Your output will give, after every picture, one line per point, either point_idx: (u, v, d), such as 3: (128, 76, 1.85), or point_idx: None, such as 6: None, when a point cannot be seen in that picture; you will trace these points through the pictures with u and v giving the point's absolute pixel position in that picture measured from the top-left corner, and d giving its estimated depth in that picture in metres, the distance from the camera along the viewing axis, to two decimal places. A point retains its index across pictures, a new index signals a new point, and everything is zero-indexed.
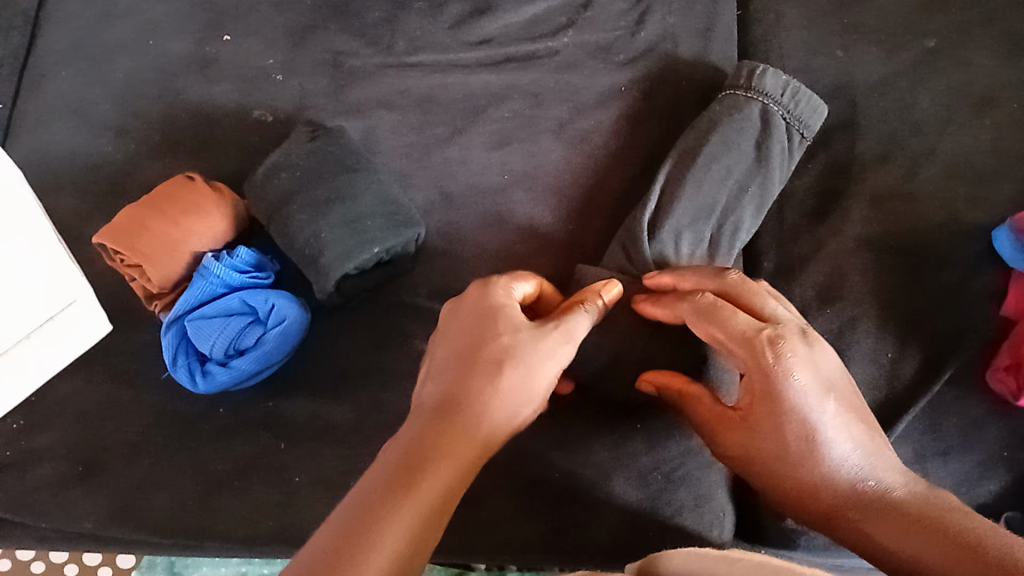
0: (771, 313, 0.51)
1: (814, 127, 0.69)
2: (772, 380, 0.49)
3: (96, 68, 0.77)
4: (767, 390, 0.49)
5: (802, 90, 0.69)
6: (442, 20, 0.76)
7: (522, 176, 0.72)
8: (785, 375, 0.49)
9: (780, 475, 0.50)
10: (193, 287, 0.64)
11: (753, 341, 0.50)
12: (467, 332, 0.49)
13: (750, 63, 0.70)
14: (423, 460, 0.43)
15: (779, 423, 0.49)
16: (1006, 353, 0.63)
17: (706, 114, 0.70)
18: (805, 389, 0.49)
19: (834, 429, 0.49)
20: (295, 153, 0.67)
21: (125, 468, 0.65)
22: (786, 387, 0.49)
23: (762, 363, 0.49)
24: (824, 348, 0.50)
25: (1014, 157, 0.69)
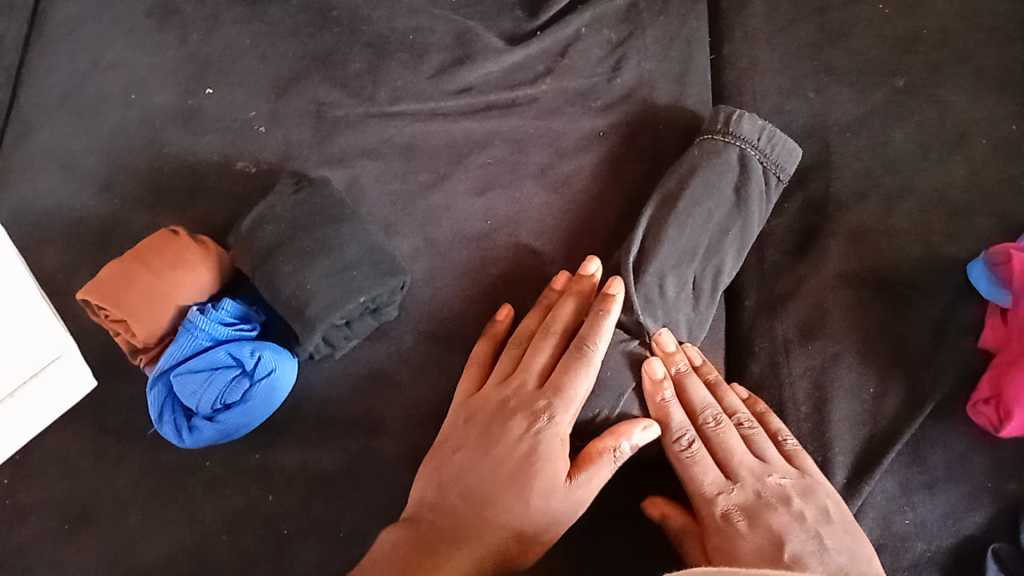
0: (733, 471, 0.58)
1: (789, 170, 0.71)
2: (725, 536, 0.55)
3: (80, 122, 0.77)
4: (723, 548, 0.54)
5: (777, 133, 0.70)
6: (423, 69, 0.78)
7: (506, 222, 0.73)
8: (733, 528, 0.55)
9: None
10: (179, 342, 0.64)
11: (710, 503, 0.56)
12: (522, 454, 0.55)
13: (726, 108, 0.71)
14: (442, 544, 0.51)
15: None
16: (987, 386, 0.63)
17: (685, 159, 0.71)
18: (755, 541, 0.53)
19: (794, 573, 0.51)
20: (280, 206, 0.67)
21: (114, 524, 0.64)
22: (737, 538, 0.54)
23: (717, 527, 0.55)
24: (783, 512, 0.55)
25: (986, 193, 0.71)
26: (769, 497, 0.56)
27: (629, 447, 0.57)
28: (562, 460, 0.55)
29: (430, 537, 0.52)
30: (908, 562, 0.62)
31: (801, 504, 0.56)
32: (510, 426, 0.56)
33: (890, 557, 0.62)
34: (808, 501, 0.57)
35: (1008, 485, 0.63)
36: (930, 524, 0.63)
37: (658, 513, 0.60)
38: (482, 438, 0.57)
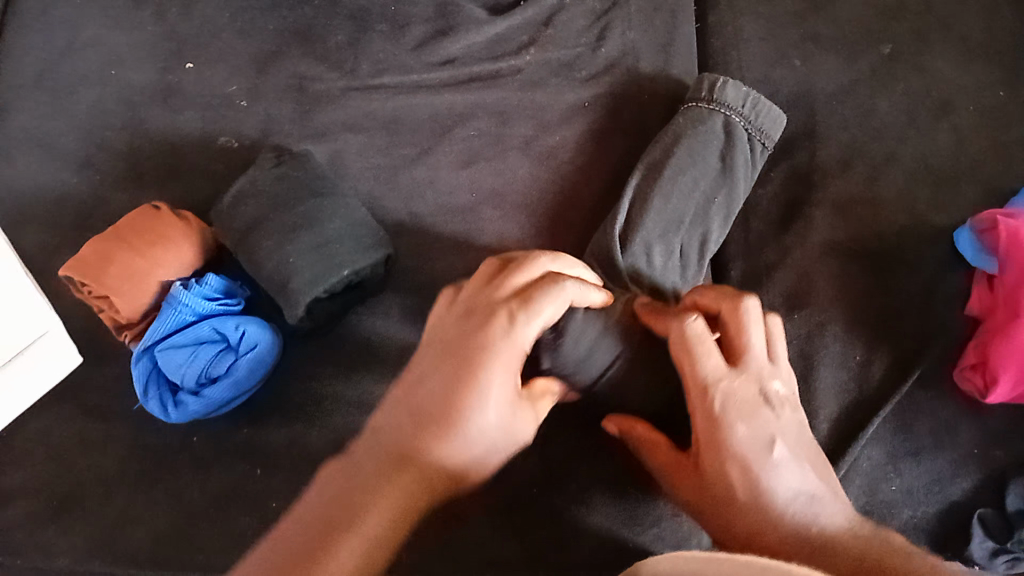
0: (738, 360, 0.53)
1: (774, 136, 0.71)
2: (717, 430, 0.51)
3: (58, 100, 0.76)
4: (710, 437, 0.52)
5: (762, 100, 0.70)
6: (405, 42, 0.77)
7: (491, 194, 0.72)
8: (728, 423, 0.51)
9: (724, 520, 0.51)
10: (162, 317, 0.63)
11: (707, 391, 0.52)
12: (456, 386, 0.50)
13: (710, 76, 0.71)
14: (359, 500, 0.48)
15: (724, 470, 0.51)
16: (973, 352, 0.64)
17: (670, 127, 0.71)
18: (746, 437, 0.51)
19: (777, 478, 0.50)
20: (261, 179, 0.67)
21: (100, 503, 0.64)
22: (730, 436, 0.51)
23: (708, 413, 0.52)
24: (775, 410, 0.53)
25: (972, 160, 0.71)
26: (767, 395, 0.53)
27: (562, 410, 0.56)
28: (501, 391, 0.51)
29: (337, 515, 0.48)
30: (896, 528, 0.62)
31: (790, 411, 0.54)
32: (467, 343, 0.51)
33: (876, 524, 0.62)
34: (795, 411, 0.54)
35: (995, 452, 0.64)
36: (916, 492, 0.63)
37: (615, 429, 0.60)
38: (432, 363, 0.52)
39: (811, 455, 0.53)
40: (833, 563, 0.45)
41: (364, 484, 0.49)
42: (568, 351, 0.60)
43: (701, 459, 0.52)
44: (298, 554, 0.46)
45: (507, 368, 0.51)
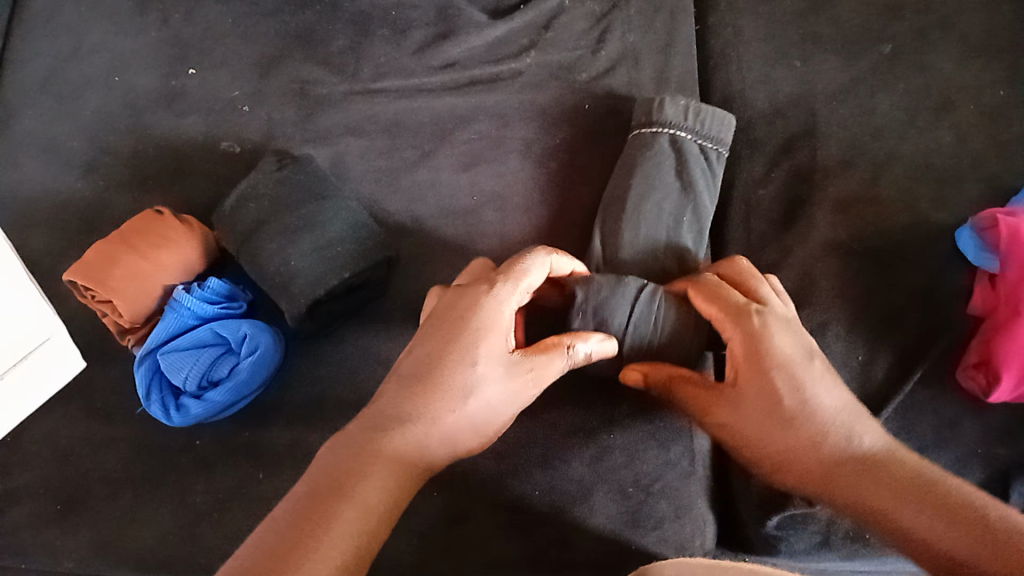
0: (764, 295, 0.56)
1: (727, 139, 0.71)
2: (758, 341, 0.53)
3: (63, 105, 0.77)
4: (750, 351, 0.53)
5: (703, 108, 0.71)
6: (406, 46, 0.77)
7: (492, 196, 0.72)
8: (768, 334, 0.53)
9: (772, 432, 0.52)
10: (164, 321, 0.64)
11: (743, 311, 0.54)
12: (450, 352, 0.50)
13: (646, 100, 0.72)
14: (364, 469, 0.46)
15: (764, 384, 0.52)
16: (975, 351, 0.64)
17: (621, 159, 0.71)
18: (786, 347, 0.52)
19: (817, 388, 0.52)
20: (263, 183, 0.67)
21: (106, 504, 0.64)
22: (771, 346, 0.52)
23: (747, 327, 0.53)
24: (800, 328, 0.55)
25: (974, 158, 0.71)
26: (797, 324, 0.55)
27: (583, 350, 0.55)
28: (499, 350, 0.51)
29: (340, 478, 0.45)
30: None
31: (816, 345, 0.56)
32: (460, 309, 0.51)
33: None
34: None
35: (998, 450, 0.64)
36: None
37: (638, 374, 0.59)
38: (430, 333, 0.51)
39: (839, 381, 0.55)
40: (895, 490, 0.48)
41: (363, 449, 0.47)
42: (600, 291, 0.60)
43: (742, 372, 0.53)
44: (301, 518, 0.43)
45: (497, 327, 0.51)
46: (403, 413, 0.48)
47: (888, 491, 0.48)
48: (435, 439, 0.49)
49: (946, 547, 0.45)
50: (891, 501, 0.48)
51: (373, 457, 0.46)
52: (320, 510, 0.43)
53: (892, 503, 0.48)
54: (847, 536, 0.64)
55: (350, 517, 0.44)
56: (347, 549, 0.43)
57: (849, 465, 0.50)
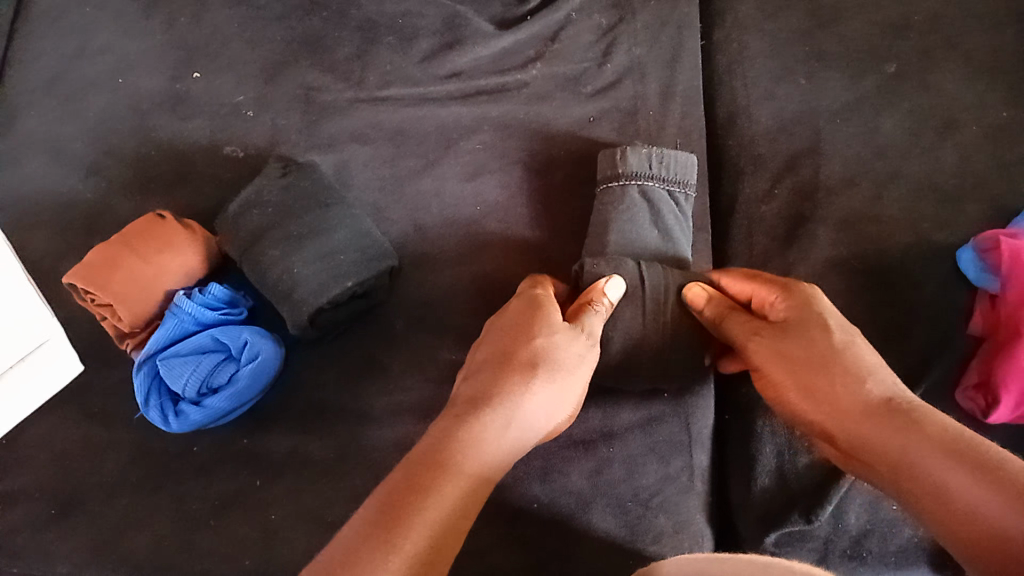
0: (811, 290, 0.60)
1: (692, 180, 0.70)
2: (806, 296, 0.55)
3: (66, 106, 0.77)
4: (802, 307, 0.55)
5: (665, 152, 0.70)
6: (412, 54, 0.77)
7: (495, 207, 0.72)
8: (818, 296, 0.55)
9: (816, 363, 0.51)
10: (164, 327, 0.64)
11: (798, 283, 0.57)
12: (518, 340, 0.53)
13: (608, 153, 0.70)
14: (453, 444, 0.46)
15: (807, 331, 0.53)
16: (976, 373, 0.64)
17: (592, 219, 0.70)
18: (836, 312, 0.55)
19: (865, 349, 0.52)
20: (268, 190, 0.67)
21: (101, 508, 0.64)
22: (821, 302, 0.55)
23: (801, 290, 0.56)
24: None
25: (976, 179, 0.71)
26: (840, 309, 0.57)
27: (607, 301, 0.60)
28: (559, 331, 0.54)
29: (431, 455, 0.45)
30: (896, 547, 0.64)
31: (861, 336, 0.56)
32: (513, 314, 0.56)
33: (877, 542, 0.64)
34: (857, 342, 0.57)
35: None
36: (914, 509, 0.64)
37: (703, 293, 0.62)
38: (496, 337, 0.55)
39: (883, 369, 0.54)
40: (925, 420, 0.45)
41: (446, 429, 0.47)
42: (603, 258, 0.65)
43: (789, 316, 0.55)
44: (394, 495, 0.43)
45: (546, 313, 0.55)
46: (478, 394, 0.50)
47: (911, 433, 0.45)
48: (520, 407, 0.49)
49: (958, 485, 0.41)
50: (908, 443, 0.45)
51: (460, 432, 0.47)
52: (417, 483, 0.43)
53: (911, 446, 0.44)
54: (844, 553, 0.63)
55: (448, 486, 0.44)
56: (445, 516, 0.42)
57: (876, 412, 0.48)
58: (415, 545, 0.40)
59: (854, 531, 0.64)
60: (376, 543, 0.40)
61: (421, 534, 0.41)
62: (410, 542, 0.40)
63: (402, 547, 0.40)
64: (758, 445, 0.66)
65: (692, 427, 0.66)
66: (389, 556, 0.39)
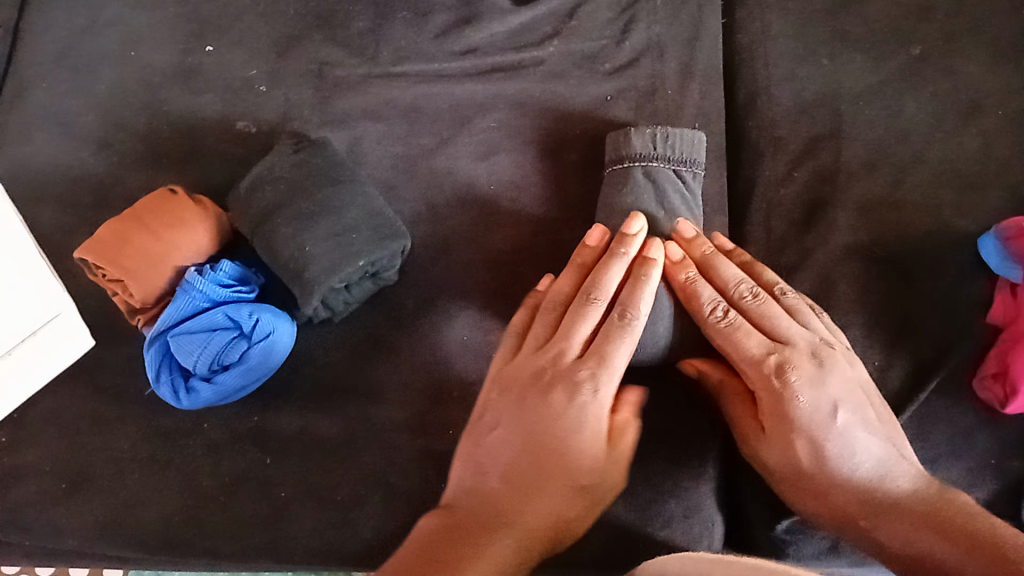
0: (783, 333, 0.58)
1: (700, 159, 0.69)
2: (782, 401, 0.55)
3: (78, 79, 0.76)
4: (778, 412, 0.55)
5: (670, 131, 0.68)
6: (427, 30, 0.76)
7: (509, 187, 0.71)
8: (792, 398, 0.54)
9: (797, 484, 0.55)
10: (175, 303, 0.63)
11: (761, 366, 0.56)
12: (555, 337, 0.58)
13: (613, 136, 0.70)
14: (509, 483, 0.52)
15: (793, 444, 0.54)
16: (994, 361, 0.63)
17: (599, 202, 0.68)
18: (814, 410, 0.54)
19: (852, 445, 0.54)
20: (279, 165, 0.66)
21: (111, 483, 0.64)
22: (793, 408, 0.54)
23: (773, 388, 0.55)
24: (828, 368, 0.56)
25: (1000, 165, 0.70)
26: (820, 358, 0.56)
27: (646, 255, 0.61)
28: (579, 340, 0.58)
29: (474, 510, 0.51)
30: None
31: (845, 371, 0.56)
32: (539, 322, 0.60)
33: None
34: (840, 373, 0.56)
35: (1011, 463, 0.63)
36: None
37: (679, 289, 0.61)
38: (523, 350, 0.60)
39: (875, 429, 0.55)
40: (917, 522, 0.50)
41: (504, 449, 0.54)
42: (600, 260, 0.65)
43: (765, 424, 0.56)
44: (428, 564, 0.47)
45: (596, 311, 0.58)
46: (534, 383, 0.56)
47: (916, 544, 0.50)
48: (567, 455, 0.53)
49: (955, 566, 0.47)
50: (904, 540, 0.50)
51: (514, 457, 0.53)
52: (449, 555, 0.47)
53: (918, 548, 0.49)
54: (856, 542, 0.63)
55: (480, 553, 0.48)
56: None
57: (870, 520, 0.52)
58: None
59: None
60: None
61: None
62: None
63: None
64: None
65: (708, 411, 0.65)
66: None
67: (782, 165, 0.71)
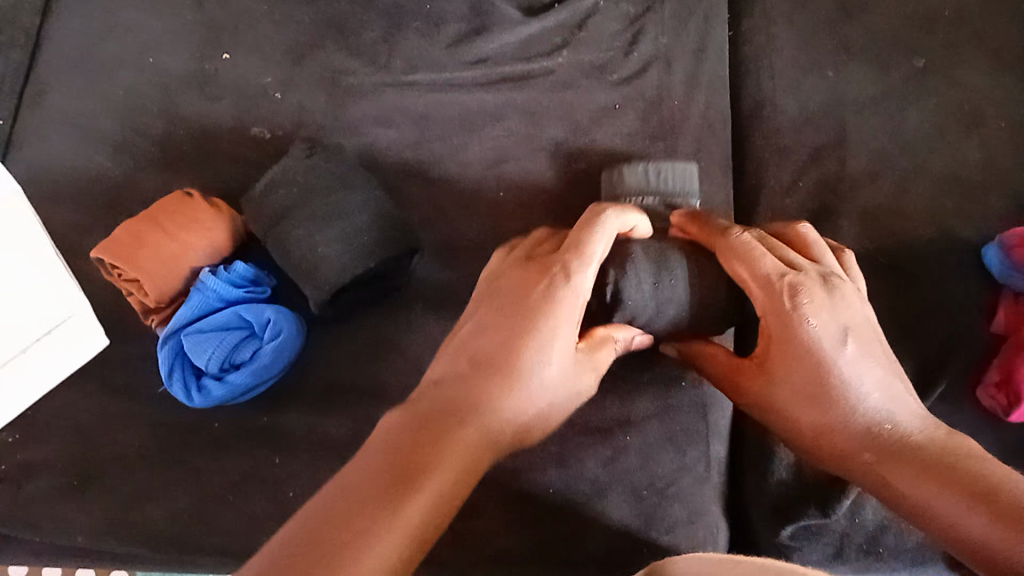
0: (794, 260, 0.56)
1: (694, 191, 0.68)
2: (789, 323, 0.54)
3: (96, 84, 0.78)
4: (784, 332, 0.54)
5: (660, 165, 0.68)
6: (439, 39, 0.77)
7: (517, 192, 0.73)
8: (801, 320, 0.54)
9: (796, 407, 0.55)
10: (190, 303, 0.64)
11: (772, 287, 0.55)
12: (517, 264, 0.55)
13: (607, 178, 0.70)
14: (468, 405, 0.47)
15: (798, 367, 0.54)
16: (997, 370, 0.63)
17: None
18: (821, 333, 0.53)
19: (857, 372, 0.53)
20: (294, 170, 0.67)
21: (120, 480, 0.65)
22: (803, 331, 0.54)
23: (783, 309, 0.54)
24: (837, 295, 0.55)
25: (1002, 175, 0.71)
26: (829, 286, 0.55)
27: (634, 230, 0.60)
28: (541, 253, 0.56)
29: (436, 405, 0.47)
30: (913, 544, 0.63)
31: (853, 297, 0.56)
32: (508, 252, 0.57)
33: (893, 537, 0.64)
34: (847, 301, 0.55)
35: None
36: None
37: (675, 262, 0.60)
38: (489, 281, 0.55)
39: (878, 356, 0.55)
40: (917, 455, 0.51)
41: (459, 377, 0.49)
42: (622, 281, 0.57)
43: (769, 344, 0.55)
44: (377, 484, 0.42)
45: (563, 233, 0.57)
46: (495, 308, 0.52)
47: (913, 481, 0.50)
48: (524, 357, 0.49)
49: (947, 512, 0.48)
50: (903, 475, 0.51)
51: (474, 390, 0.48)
52: (409, 466, 0.43)
53: (910, 485, 0.50)
54: (860, 549, 0.63)
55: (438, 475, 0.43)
56: (422, 518, 0.41)
57: (868, 450, 0.52)
58: (391, 539, 0.40)
59: (872, 526, 0.64)
60: (350, 540, 0.39)
61: (399, 534, 0.40)
62: (384, 544, 0.39)
63: (390, 529, 0.40)
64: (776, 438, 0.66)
65: (709, 417, 0.66)
66: (372, 538, 0.39)
67: (787, 173, 0.72)
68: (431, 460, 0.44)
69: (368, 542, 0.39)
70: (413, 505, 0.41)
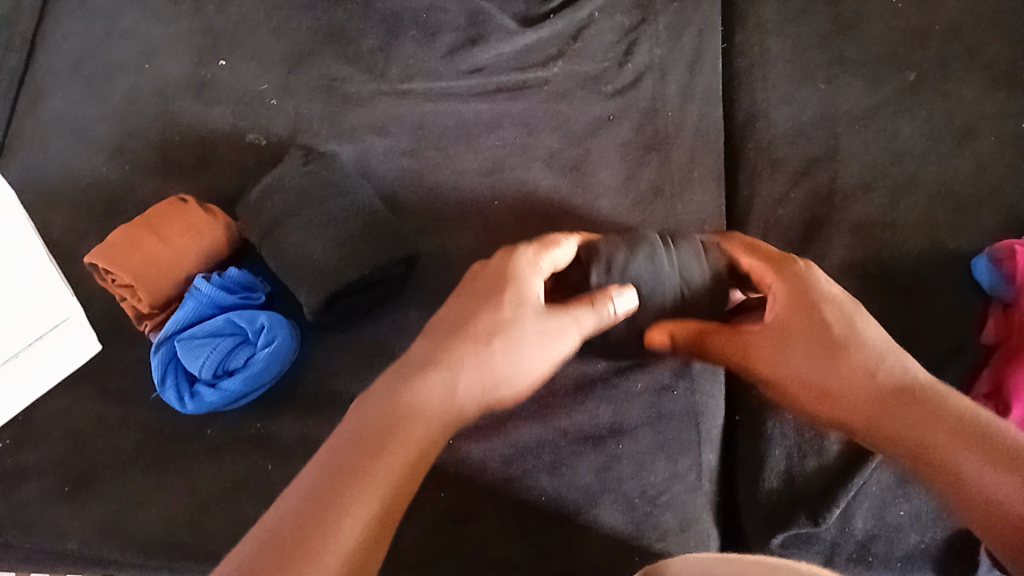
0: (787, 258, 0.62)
1: None
2: (806, 283, 0.58)
3: (93, 89, 0.78)
4: (802, 295, 0.57)
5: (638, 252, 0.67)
6: (435, 48, 0.78)
7: (512, 201, 0.73)
8: (816, 279, 0.58)
9: (820, 368, 0.56)
10: (184, 308, 0.65)
11: (783, 259, 0.60)
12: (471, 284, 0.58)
13: None
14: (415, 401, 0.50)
15: (820, 325, 0.56)
16: (986, 381, 0.64)
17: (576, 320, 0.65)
18: (833, 294, 0.57)
19: (870, 329, 0.56)
20: (289, 176, 0.68)
21: (114, 485, 0.65)
22: (819, 288, 0.57)
23: (795, 272, 0.58)
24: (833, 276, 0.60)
25: (993, 188, 0.72)
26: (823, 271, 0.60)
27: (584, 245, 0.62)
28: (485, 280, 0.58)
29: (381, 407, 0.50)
30: (902, 552, 0.64)
31: None
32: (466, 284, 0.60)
33: (883, 546, 0.64)
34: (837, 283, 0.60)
35: None
36: (923, 517, 0.65)
37: (664, 335, 0.60)
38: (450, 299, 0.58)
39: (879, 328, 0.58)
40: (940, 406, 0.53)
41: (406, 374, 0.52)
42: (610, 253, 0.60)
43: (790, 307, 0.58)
44: (326, 482, 0.45)
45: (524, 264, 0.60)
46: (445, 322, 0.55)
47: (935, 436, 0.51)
48: (479, 351, 0.53)
49: (966, 468, 0.49)
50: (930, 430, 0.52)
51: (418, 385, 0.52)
52: (355, 464, 0.46)
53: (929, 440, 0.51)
54: (850, 557, 0.64)
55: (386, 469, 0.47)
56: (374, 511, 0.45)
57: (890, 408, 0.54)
58: (345, 535, 0.43)
59: (861, 535, 0.64)
60: (306, 539, 0.42)
61: (356, 527, 0.44)
62: (343, 538, 0.43)
63: (345, 521, 0.44)
64: (767, 447, 0.66)
65: (701, 427, 0.67)
66: (328, 533, 0.43)
67: (780, 184, 0.73)
68: (377, 456, 0.47)
69: (326, 537, 0.43)
70: (363, 505, 0.45)
